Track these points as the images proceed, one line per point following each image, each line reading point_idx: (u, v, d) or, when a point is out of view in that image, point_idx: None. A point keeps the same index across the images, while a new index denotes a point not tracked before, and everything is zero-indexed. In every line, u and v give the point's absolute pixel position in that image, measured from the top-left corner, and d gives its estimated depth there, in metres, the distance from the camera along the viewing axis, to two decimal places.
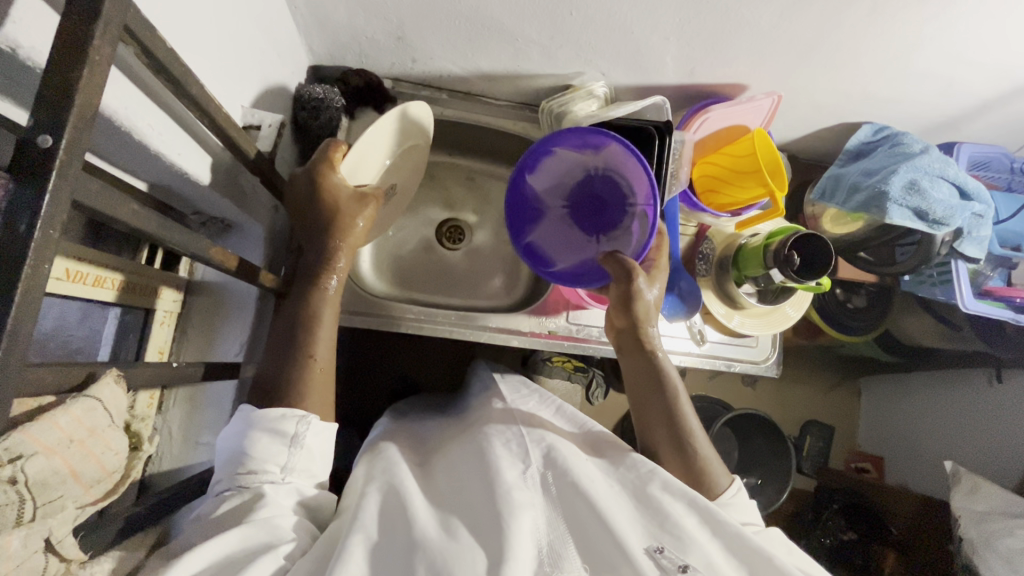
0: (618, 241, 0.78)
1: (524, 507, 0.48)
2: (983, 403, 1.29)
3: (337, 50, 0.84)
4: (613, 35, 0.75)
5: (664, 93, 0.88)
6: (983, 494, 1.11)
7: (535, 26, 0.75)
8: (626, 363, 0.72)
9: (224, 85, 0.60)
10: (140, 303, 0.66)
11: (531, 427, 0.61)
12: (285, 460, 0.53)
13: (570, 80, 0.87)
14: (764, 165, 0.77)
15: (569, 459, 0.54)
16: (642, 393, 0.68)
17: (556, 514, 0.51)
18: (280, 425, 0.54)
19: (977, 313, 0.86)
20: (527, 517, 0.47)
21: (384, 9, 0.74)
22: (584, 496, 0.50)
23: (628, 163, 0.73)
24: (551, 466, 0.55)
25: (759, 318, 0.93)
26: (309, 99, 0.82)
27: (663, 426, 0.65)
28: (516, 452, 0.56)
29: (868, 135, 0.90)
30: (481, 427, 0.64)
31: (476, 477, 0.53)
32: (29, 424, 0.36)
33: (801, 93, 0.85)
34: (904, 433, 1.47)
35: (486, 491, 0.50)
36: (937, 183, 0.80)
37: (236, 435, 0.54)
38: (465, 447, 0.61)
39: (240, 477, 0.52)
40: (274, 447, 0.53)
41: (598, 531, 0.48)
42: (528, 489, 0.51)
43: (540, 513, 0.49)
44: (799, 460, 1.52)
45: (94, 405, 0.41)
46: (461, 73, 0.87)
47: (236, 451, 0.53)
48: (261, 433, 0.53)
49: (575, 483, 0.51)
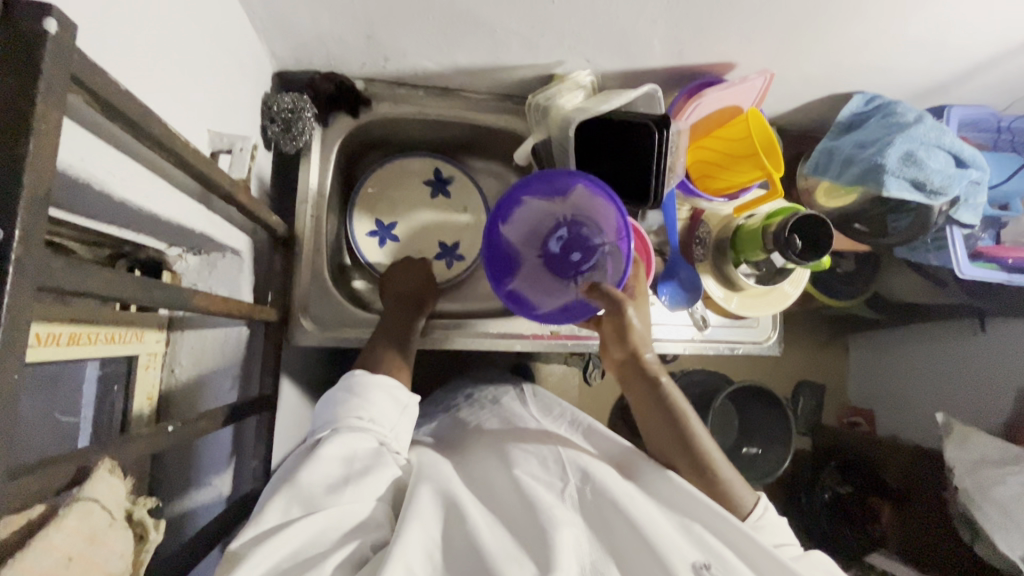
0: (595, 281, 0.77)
1: (566, 525, 0.48)
2: (969, 351, 1.37)
3: (303, 54, 0.79)
4: (597, 20, 0.71)
5: (651, 76, 0.84)
6: (974, 444, 1.23)
7: (515, 15, 0.70)
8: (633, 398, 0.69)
9: (190, 112, 0.55)
10: (123, 352, 0.61)
11: (565, 445, 0.61)
12: (393, 422, 0.59)
13: (553, 69, 0.83)
14: (760, 146, 0.76)
15: (607, 478, 0.53)
16: (652, 419, 0.66)
17: (595, 531, 0.50)
18: (398, 394, 0.62)
19: (973, 278, 0.88)
20: (569, 534, 0.47)
21: (352, 8, 0.68)
22: (622, 514, 0.49)
23: (597, 204, 0.74)
24: (589, 484, 0.54)
25: (757, 299, 0.93)
26: (279, 110, 0.78)
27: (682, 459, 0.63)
28: (552, 471, 0.56)
29: (860, 106, 0.87)
30: (514, 441, 0.63)
31: (517, 485, 0.53)
32: (23, 551, 0.32)
33: (793, 67, 0.82)
34: (891, 387, 1.53)
35: (528, 502, 0.50)
36: (933, 152, 0.79)
37: (354, 392, 0.59)
38: (499, 460, 0.59)
39: (359, 424, 0.56)
40: (388, 408, 0.59)
41: (633, 543, 0.48)
42: (567, 508, 0.51)
43: (581, 531, 0.49)
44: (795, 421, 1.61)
45: (91, 507, 0.36)
46: (438, 69, 0.83)
47: (352, 402, 0.58)
48: (382, 394, 0.60)
49: (614, 500, 0.51)
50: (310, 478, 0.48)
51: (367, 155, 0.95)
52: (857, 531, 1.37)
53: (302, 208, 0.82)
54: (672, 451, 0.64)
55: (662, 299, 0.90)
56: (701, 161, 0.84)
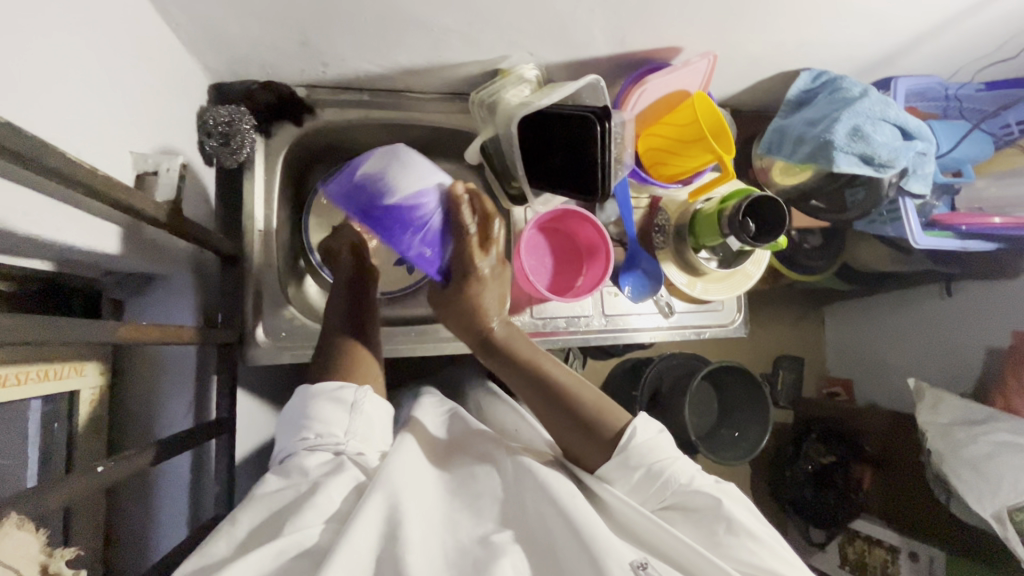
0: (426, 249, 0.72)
1: (505, 549, 0.49)
2: (937, 315, 1.42)
3: (238, 65, 0.76)
4: (532, 12, 0.69)
5: (598, 66, 0.83)
6: (946, 407, 1.25)
7: (449, 13, 0.68)
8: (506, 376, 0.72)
9: (102, 135, 0.53)
10: (64, 387, 0.59)
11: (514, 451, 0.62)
12: (347, 423, 0.59)
13: (498, 65, 0.81)
14: (708, 130, 0.76)
15: (552, 482, 0.55)
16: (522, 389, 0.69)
17: (533, 546, 0.51)
18: (340, 394, 0.61)
19: (927, 247, 0.89)
20: (506, 555, 0.48)
21: (280, 15, 0.66)
22: (565, 520, 0.51)
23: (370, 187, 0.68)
24: (534, 490, 0.55)
25: (720, 283, 0.93)
26: (216, 125, 0.75)
27: (553, 412, 0.66)
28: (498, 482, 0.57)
29: (808, 83, 0.86)
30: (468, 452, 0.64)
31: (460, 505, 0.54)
32: None
33: (738, 49, 0.81)
34: (869, 355, 1.59)
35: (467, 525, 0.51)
36: (879, 126, 0.79)
37: (303, 411, 0.59)
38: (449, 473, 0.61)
39: (310, 443, 0.57)
40: (336, 413, 0.59)
41: (571, 549, 0.50)
42: (507, 528, 0.52)
43: (520, 549, 0.50)
44: (777, 395, 1.66)
45: None
46: (381, 72, 0.81)
47: (301, 420, 0.59)
48: (324, 401, 0.60)
49: (556, 504, 0.53)
50: (251, 519, 0.49)
51: (319, 164, 0.93)
52: (840, 497, 1.45)
53: (249, 224, 0.80)
54: (547, 414, 0.66)
55: (624, 291, 0.90)
56: (653, 149, 0.83)
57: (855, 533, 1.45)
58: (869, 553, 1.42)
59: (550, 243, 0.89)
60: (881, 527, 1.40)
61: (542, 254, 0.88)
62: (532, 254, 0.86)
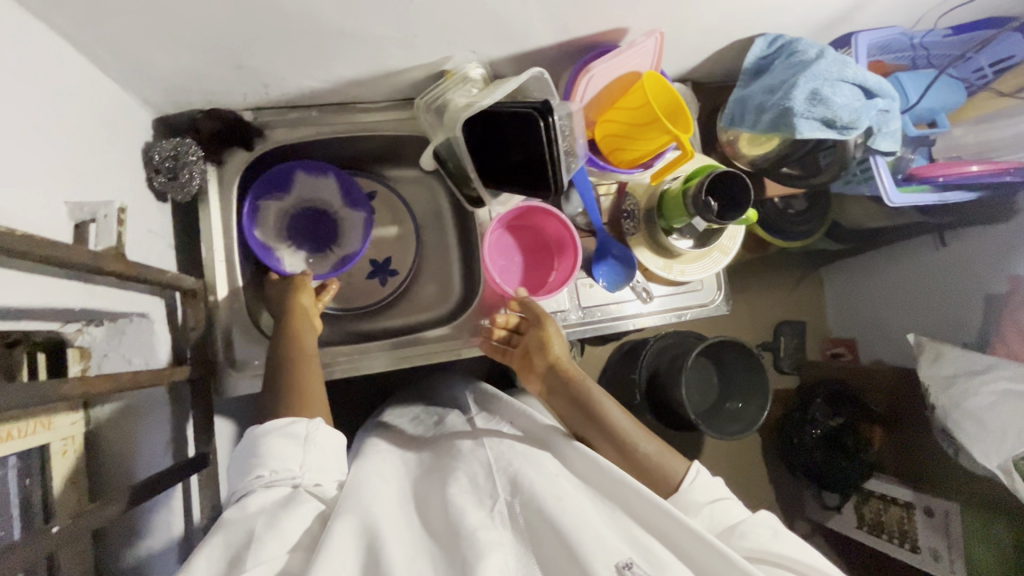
0: (322, 197, 0.92)
1: (488, 548, 0.49)
2: (933, 266, 1.40)
3: (178, 96, 0.75)
4: (465, 10, 0.67)
5: (545, 56, 0.81)
6: (946, 359, 1.24)
7: (378, 21, 0.66)
8: (563, 405, 0.76)
9: (32, 189, 0.52)
10: (33, 444, 0.59)
11: (500, 455, 0.63)
12: (302, 457, 0.57)
13: (442, 66, 0.79)
14: (660, 111, 0.74)
15: (536, 485, 0.56)
16: (576, 418, 0.74)
17: (523, 548, 0.52)
18: (292, 430, 0.59)
19: (903, 204, 0.87)
20: (493, 556, 0.49)
21: (206, 41, 0.64)
22: (550, 522, 0.52)
23: (254, 213, 0.87)
24: (519, 494, 0.56)
25: (696, 262, 0.91)
26: (162, 160, 0.74)
27: (615, 448, 0.70)
28: (484, 488, 0.58)
29: (763, 50, 0.83)
30: (453, 458, 0.65)
31: (443, 513, 0.55)
32: None
33: (687, 22, 0.78)
34: (870, 312, 1.57)
35: (451, 529, 0.52)
36: (838, 87, 0.76)
37: (255, 450, 0.57)
38: (439, 482, 0.61)
39: (264, 481, 0.55)
40: (290, 447, 0.57)
41: (557, 547, 0.51)
42: (495, 527, 0.52)
43: (508, 551, 0.51)
44: (780, 361, 1.66)
45: None
46: (324, 86, 0.79)
47: (253, 461, 0.56)
48: (277, 438, 0.58)
49: (541, 509, 0.53)
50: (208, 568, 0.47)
51: None
52: (852, 460, 1.44)
53: (210, 255, 0.79)
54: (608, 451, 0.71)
55: (599, 281, 0.89)
56: (609, 135, 0.81)
57: (870, 493, 1.45)
58: (884, 512, 1.41)
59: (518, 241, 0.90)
60: (894, 485, 1.37)
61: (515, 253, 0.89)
62: (503, 255, 0.88)
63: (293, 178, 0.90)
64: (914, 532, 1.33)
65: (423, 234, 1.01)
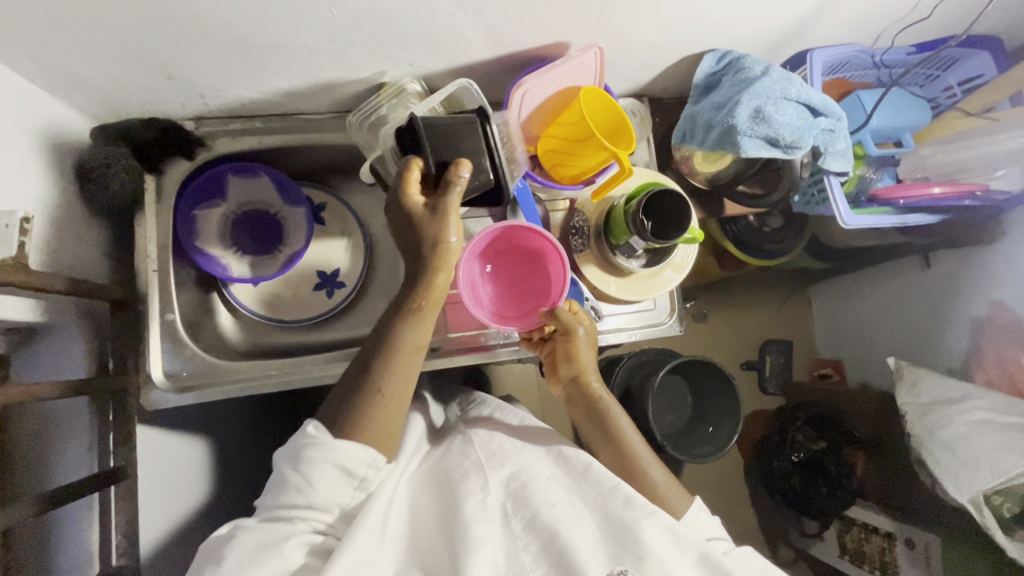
0: (260, 195, 0.91)
1: (479, 547, 0.55)
2: (916, 288, 1.35)
3: (114, 105, 0.74)
4: (392, 24, 0.66)
5: (486, 69, 0.80)
6: (924, 386, 1.19)
7: (302, 33, 0.65)
8: (579, 412, 0.81)
9: None
10: None
11: (495, 452, 0.68)
12: (347, 500, 0.58)
13: (380, 79, 0.78)
14: (595, 128, 0.72)
15: (533, 488, 0.61)
16: (593, 432, 0.79)
17: (514, 544, 0.57)
18: (353, 468, 0.58)
19: (859, 227, 0.84)
20: (484, 554, 0.54)
21: (128, 52, 0.64)
22: (546, 525, 0.57)
23: (192, 223, 0.85)
24: (514, 496, 0.61)
25: (640, 283, 0.88)
26: (92, 167, 0.74)
27: (621, 469, 0.75)
28: (482, 481, 0.62)
29: (713, 65, 0.81)
30: (452, 451, 0.71)
31: (446, 506, 0.61)
32: None
33: (629, 38, 0.76)
34: (857, 333, 1.51)
35: (452, 525, 0.58)
36: (782, 105, 0.75)
37: (299, 469, 0.57)
38: (444, 471, 0.67)
39: (298, 512, 0.56)
40: (340, 486, 0.57)
41: (543, 548, 0.57)
42: (487, 523, 0.57)
43: (499, 548, 0.56)
44: (766, 380, 1.59)
45: None
46: (263, 97, 0.79)
47: (297, 481, 0.56)
48: (331, 470, 0.57)
49: (534, 514, 0.59)
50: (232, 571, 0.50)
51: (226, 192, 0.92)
52: (832, 487, 1.36)
53: (143, 264, 0.79)
54: (616, 467, 0.75)
55: None
56: (550, 151, 0.80)
57: (851, 521, 1.38)
58: (865, 542, 1.34)
59: (502, 262, 0.83)
60: (875, 514, 1.32)
61: (494, 275, 0.83)
62: (486, 284, 0.82)
63: (226, 182, 0.88)
64: (894, 564, 1.27)
65: (375, 245, 0.99)
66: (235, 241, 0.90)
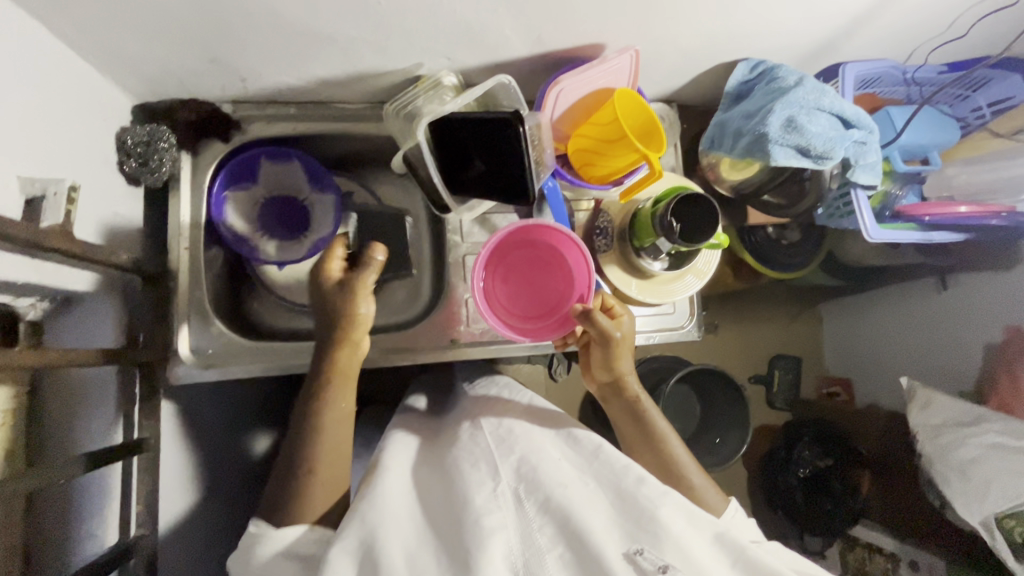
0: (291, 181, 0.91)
1: (492, 532, 0.53)
2: (930, 308, 1.35)
3: (156, 86, 0.76)
4: (434, 17, 0.68)
5: (520, 66, 0.81)
6: (936, 407, 1.18)
7: (347, 23, 0.67)
8: (616, 412, 0.80)
9: None
10: None
11: (501, 442, 0.67)
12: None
13: (416, 71, 0.80)
14: (628, 129, 0.73)
15: (542, 472, 0.61)
16: (631, 432, 0.78)
17: (527, 526, 0.56)
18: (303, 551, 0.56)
19: (882, 241, 0.84)
20: (498, 541, 0.53)
21: (179, 34, 0.65)
22: (559, 508, 0.56)
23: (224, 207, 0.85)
24: (524, 480, 0.60)
25: (662, 286, 0.89)
26: (134, 143, 0.76)
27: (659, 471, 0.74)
28: (490, 472, 0.62)
29: (746, 73, 0.82)
30: (456, 447, 0.71)
31: (457, 495, 0.60)
32: None
33: (665, 43, 0.77)
34: (868, 351, 1.50)
35: (462, 513, 0.56)
36: (815, 115, 0.75)
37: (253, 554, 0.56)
38: (451, 467, 0.66)
39: None
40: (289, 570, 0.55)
41: (556, 533, 0.55)
42: (499, 509, 0.56)
43: (512, 532, 0.55)
44: (772, 396, 1.58)
45: None
46: (301, 84, 0.80)
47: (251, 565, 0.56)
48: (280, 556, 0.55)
49: (547, 497, 0.57)
50: None
51: None
52: (836, 504, 1.36)
53: (175, 242, 0.81)
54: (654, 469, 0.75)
55: None
56: (581, 150, 0.81)
57: (855, 540, 1.35)
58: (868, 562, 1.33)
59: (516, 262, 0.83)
60: (880, 534, 1.31)
61: (511, 280, 0.83)
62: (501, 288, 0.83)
63: (259, 165, 0.88)
64: None
65: None
66: (263, 226, 0.91)
